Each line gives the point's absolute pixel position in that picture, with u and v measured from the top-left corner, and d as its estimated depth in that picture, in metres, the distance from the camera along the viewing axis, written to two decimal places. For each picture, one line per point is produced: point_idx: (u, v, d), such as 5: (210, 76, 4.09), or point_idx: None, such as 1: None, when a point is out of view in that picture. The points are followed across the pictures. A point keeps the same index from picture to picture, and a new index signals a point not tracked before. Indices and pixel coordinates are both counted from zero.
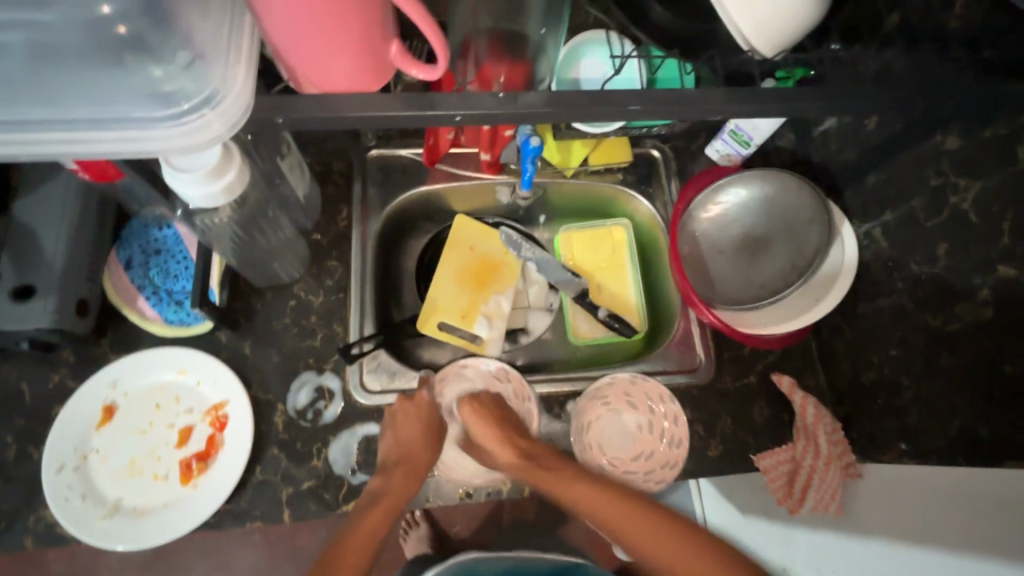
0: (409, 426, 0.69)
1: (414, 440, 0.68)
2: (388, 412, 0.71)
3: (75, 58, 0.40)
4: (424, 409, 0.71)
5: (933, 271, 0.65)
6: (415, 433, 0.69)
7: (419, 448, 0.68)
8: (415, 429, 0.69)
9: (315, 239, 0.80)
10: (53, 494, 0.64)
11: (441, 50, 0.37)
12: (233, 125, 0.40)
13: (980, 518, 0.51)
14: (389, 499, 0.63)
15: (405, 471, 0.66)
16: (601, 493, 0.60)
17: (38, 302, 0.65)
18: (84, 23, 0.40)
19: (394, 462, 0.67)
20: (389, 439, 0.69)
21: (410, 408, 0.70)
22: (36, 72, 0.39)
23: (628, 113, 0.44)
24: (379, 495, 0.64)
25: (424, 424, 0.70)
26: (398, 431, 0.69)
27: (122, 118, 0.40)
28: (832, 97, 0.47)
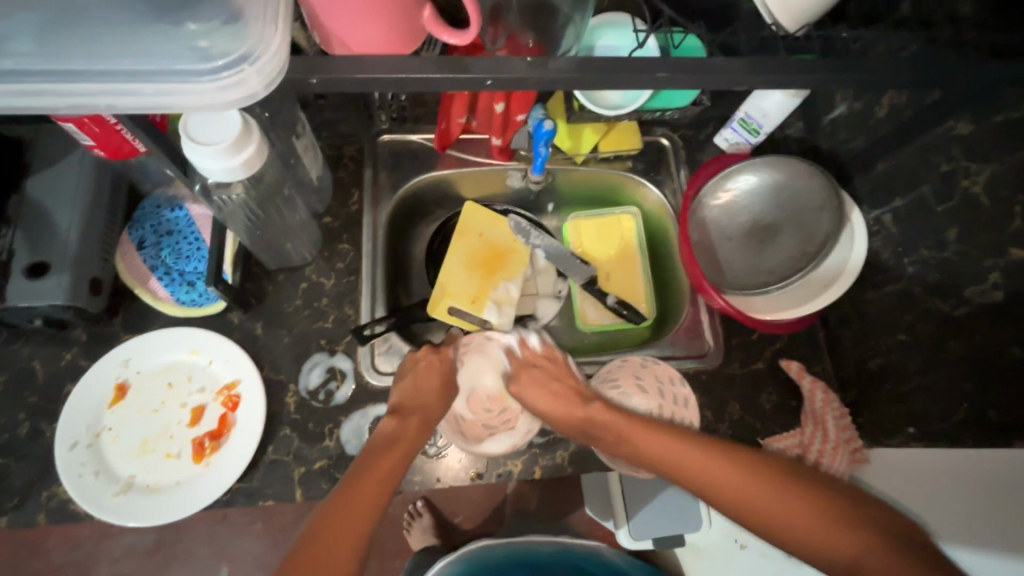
0: (428, 375, 0.69)
1: (432, 391, 0.68)
2: (408, 359, 0.71)
3: (114, 14, 0.39)
4: (443, 360, 0.71)
5: (942, 256, 0.65)
6: (430, 385, 0.68)
7: (437, 400, 0.67)
8: (435, 380, 0.69)
9: (326, 223, 0.80)
10: (67, 470, 0.64)
11: (472, 13, 0.38)
12: (271, 83, 0.39)
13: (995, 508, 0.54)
14: (402, 444, 0.61)
15: (421, 417, 0.65)
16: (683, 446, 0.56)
17: (52, 280, 0.65)
18: None
19: (410, 408, 0.65)
20: (408, 386, 0.68)
21: (432, 360, 0.70)
22: (73, 25, 0.39)
23: (653, 81, 0.45)
24: (396, 438, 0.61)
25: (442, 376, 0.69)
26: (417, 377, 0.68)
27: (159, 72, 0.38)
28: (857, 69, 0.47)
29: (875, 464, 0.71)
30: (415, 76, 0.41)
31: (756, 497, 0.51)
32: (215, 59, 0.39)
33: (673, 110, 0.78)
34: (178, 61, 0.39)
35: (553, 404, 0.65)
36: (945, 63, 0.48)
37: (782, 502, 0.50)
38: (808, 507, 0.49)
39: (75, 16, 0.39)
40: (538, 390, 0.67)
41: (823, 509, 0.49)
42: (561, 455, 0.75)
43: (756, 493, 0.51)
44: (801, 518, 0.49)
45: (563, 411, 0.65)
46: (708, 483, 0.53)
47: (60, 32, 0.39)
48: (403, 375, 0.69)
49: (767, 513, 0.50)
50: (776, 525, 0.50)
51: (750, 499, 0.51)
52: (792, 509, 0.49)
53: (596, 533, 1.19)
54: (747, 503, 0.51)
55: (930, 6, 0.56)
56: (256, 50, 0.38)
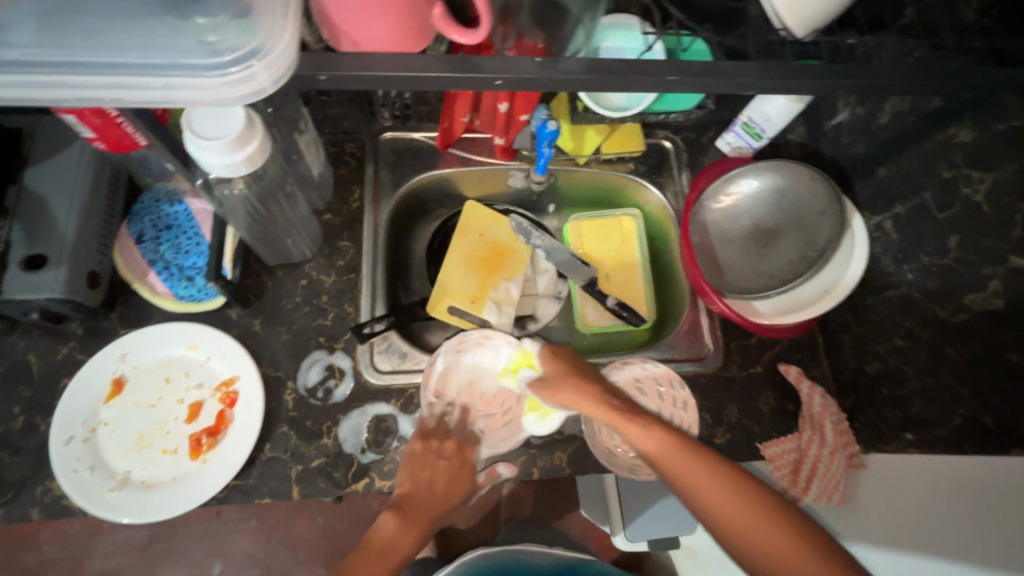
0: (445, 478, 0.68)
1: (438, 499, 0.67)
2: (427, 449, 0.69)
3: (128, 12, 0.39)
4: (462, 460, 0.71)
5: (942, 262, 0.65)
6: (439, 487, 0.68)
7: (437, 506, 0.67)
8: (441, 483, 0.68)
9: (327, 219, 0.80)
10: (61, 465, 0.64)
11: (483, 10, 0.38)
12: (279, 78, 0.38)
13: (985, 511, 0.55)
14: (395, 555, 0.63)
15: (417, 523, 0.66)
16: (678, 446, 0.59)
17: (50, 273, 0.64)
18: None
19: (412, 508, 0.66)
20: (409, 481, 0.67)
21: (442, 462, 0.69)
22: (82, 21, 0.38)
23: (663, 83, 0.44)
24: (388, 546, 0.64)
25: (450, 476, 0.69)
26: (434, 470, 0.68)
27: (167, 65, 0.38)
28: (870, 75, 0.46)
29: (871, 469, 0.71)
30: (424, 74, 0.41)
31: (751, 521, 0.54)
32: (223, 54, 0.38)
33: (677, 112, 0.78)
34: (187, 55, 0.38)
35: (573, 392, 0.66)
36: (953, 70, 0.48)
37: (764, 527, 0.53)
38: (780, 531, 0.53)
39: (87, 11, 0.39)
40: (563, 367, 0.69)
41: (800, 533, 0.53)
42: (560, 457, 0.72)
43: (742, 514, 0.55)
44: (773, 537, 0.52)
45: (584, 395, 0.65)
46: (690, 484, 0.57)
47: (69, 24, 0.38)
48: (422, 458, 0.68)
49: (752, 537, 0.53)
50: (744, 541, 0.54)
51: (730, 515, 0.55)
52: (765, 530, 0.53)
53: (589, 536, 1.19)
54: (726, 517, 0.55)
55: (934, 12, 0.56)
56: (265, 45, 0.38)
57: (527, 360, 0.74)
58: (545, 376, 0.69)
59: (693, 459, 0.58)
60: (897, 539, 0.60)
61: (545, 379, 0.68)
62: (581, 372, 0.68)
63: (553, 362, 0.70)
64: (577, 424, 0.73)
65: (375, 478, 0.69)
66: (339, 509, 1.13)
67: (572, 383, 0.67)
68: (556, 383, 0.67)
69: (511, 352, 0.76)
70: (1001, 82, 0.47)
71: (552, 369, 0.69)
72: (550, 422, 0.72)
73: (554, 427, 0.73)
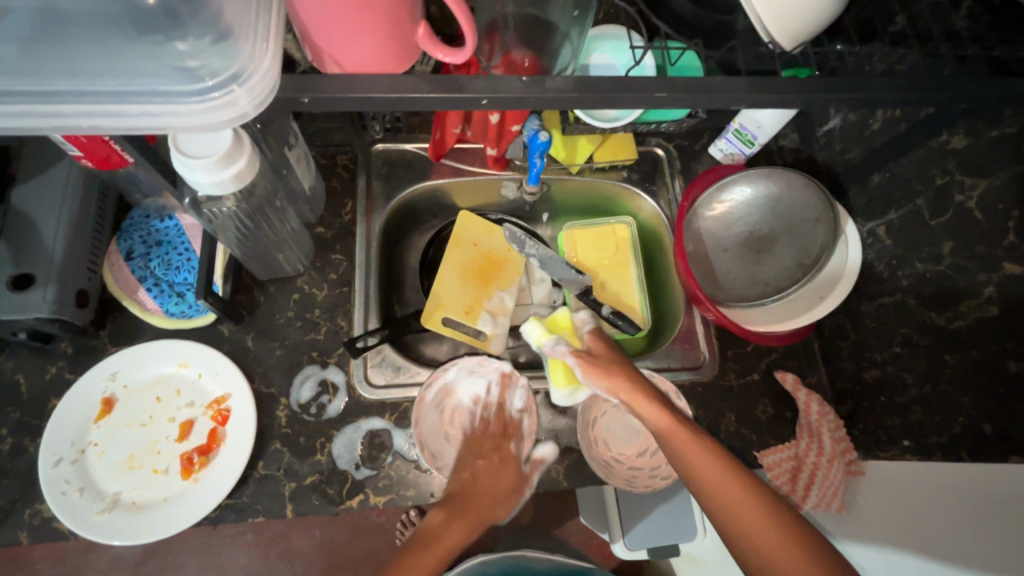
0: (489, 475, 0.68)
1: (491, 493, 0.66)
2: (466, 452, 0.71)
3: (99, 37, 0.39)
4: (502, 456, 0.71)
5: (937, 269, 0.65)
6: (489, 485, 0.67)
7: (490, 505, 0.66)
8: (492, 479, 0.68)
9: (319, 232, 0.79)
10: (50, 487, 0.63)
11: (469, 33, 0.38)
12: (261, 103, 0.38)
13: (983, 513, 0.54)
14: (439, 546, 0.60)
15: (466, 519, 0.63)
16: (710, 453, 0.56)
17: (37, 292, 0.64)
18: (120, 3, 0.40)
19: (462, 504, 0.64)
20: (460, 476, 0.67)
21: (481, 459, 0.70)
22: (53, 48, 0.38)
23: (651, 99, 0.44)
24: (433, 536, 0.60)
25: (498, 476, 0.68)
26: (476, 468, 0.69)
27: (144, 92, 0.38)
28: (859, 88, 0.46)
29: (869, 476, 0.70)
30: (410, 96, 0.40)
31: (770, 536, 0.50)
32: (204, 79, 0.38)
33: (670, 121, 0.78)
34: (164, 81, 0.38)
35: (618, 376, 0.64)
36: (945, 79, 0.47)
37: (784, 545, 0.49)
38: (796, 549, 0.49)
39: (60, 38, 0.38)
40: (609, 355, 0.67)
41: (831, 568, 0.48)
42: (556, 469, 0.72)
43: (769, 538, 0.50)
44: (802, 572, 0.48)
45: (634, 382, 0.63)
46: (712, 489, 0.54)
47: (39, 49, 0.38)
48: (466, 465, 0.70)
49: (769, 550, 0.49)
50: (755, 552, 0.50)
51: (760, 538, 0.50)
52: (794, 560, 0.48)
53: (588, 544, 1.17)
54: (764, 552, 0.50)
55: (924, 20, 0.56)
56: (246, 70, 0.38)
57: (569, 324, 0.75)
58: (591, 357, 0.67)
59: (723, 469, 0.55)
60: (896, 537, 0.61)
61: (593, 357, 0.67)
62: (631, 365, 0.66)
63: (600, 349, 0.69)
64: (575, 435, 0.73)
65: (369, 494, 0.69)
66: (335, 521, 1.12)
67: (620, 369, 0.65)
68: (603, 363, 0.66)
69: (557, 314, 0.75)
70: (994, 90, 0.47)
71: (603, 351, 0.68)
72: (575, 397, 0.72)
73: (550, 439, 0.73)
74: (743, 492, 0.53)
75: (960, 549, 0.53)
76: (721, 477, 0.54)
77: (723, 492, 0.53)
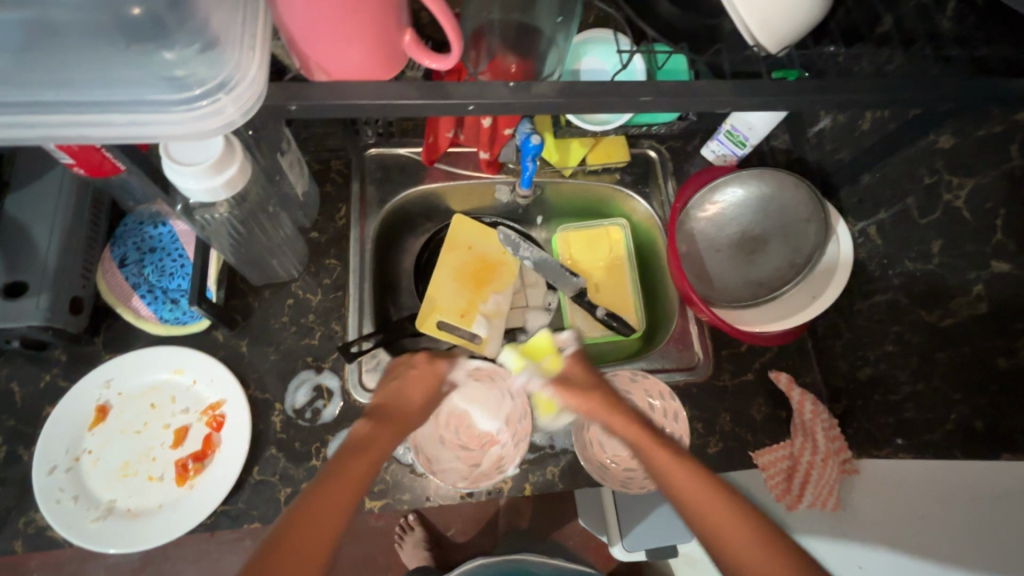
0: (416, 384, 0.61)
1: (415, 404, 0.60)
2: (398, 365, 0.64)
3: (85, 45, 0.39)
4: (436, 373, 0.63)
5: (927, 268, 0.66)
6: (416, 394, 0.61)
7: (413, 412, 0.59)
8: (420, 391, 0.61)
9: (313, 237, 0.79)
10: (44, 496, 0.63)
11: (455, 41, 0.38)
12: (248, 111, 0.38)
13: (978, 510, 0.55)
14: (373, 451, 0.52)
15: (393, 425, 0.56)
16: (701, 478, 0.52)
17: (31, 300, 0.64)
18: (104, 11, 0.39)
19: (389, 413, 0.58)
20: (388, 389, 0.60)
21: (413, 370, 0.62)
22: (37, 59, 0.38)
23: (637, 104, 0.44)
24: (363, 440, 0.53)
25: (427, 395, 0.62)
26: (405, 380, 0.61)
27: (131, 101, 0.38)
28: (844, 91, 0.46)
29: (864, 474, 0.70)
30: (398, 103, 0.41)
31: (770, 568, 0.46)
32: (192, 87, 0.38)
33: (660, 123, 0.79)
34: (150, 91, 0.38)
35: (597, 399, 0.60)
36: (929, 80, 0.48)
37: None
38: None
39: (43, 50, 0.38)
40: (587, 375, 0.64)
41: None
42: (552, 471, 0.72)
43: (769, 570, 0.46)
44: None
45: (613, 404, 0.60)
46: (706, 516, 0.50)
47: (21, 59, 0.38)
48: (446, 447, 0.72)
49: None
50: None
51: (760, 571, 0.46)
52: None
53: (588, 545, 1.17)
54: None
55: (910, 22, 0.57)
56: (233, 78, 0.38)
57: (548, 347, 0.72)
58: (567, 378, 0.64)
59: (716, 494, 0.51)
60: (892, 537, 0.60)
61: (572, 383, 0.63)
62: (609, 386, 0.63)
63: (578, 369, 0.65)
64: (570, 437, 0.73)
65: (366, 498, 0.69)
66: None
67: (598, 391, 0.62)
68: (581, 389, 0.62)
69: (537, 336, 0.74)
70: (977, 89, 0.48)
71: (578, 374, 0.64)
72: (561, 420, 0.73)
73: (546, 442, 0.73)
74: (739, 517, 0.50)
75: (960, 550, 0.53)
76: (715, 502, 0.50)
77: (717, 519, 0.50)
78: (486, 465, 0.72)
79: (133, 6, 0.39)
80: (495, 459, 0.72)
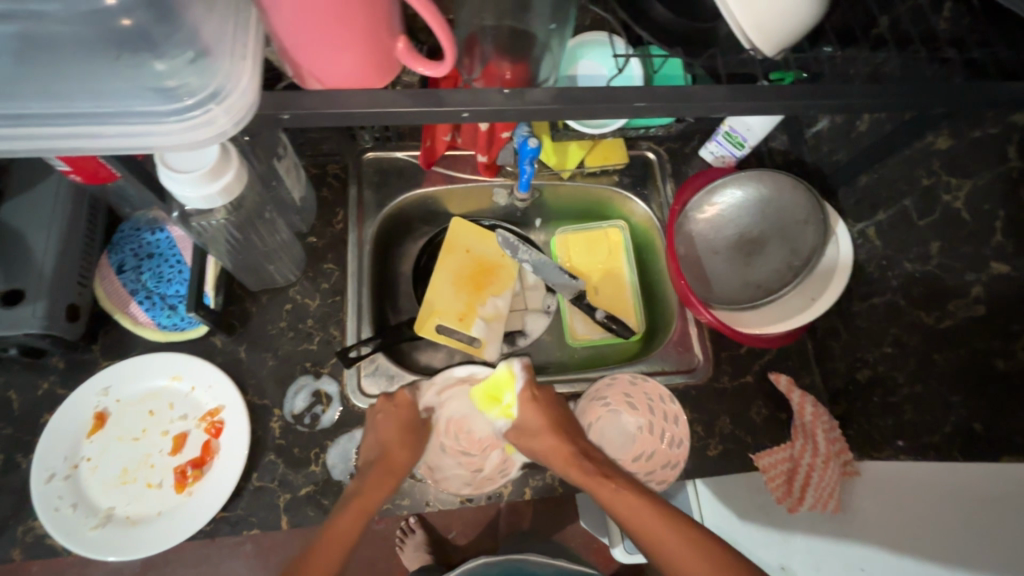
0: (388, 424, 0.68)
1: (395, 442, 0.66)
2: (371, 411, 0.70)
3: (73, 53, 0.38)
4: (410, 411, 0.70)
5: (926, 269, 0.65)
6: (394, 432, 0.67)
7: (398, 453, 0.66)
8: (395, 428, 0.68)
9: (311, 242, 0.79)
10: (43, 504, 0.63)
11: (448, 49, 0.38)
12: (239, 121, 0.39)
13: (966, 512, 0.52)
14: (360, 502, 0.60)
15: (381, 475, 0.63)
16: (651, 513, 0.55)
17: (27, 308, 0.63)
18: (92, 22, 0.37)
19: (372, 461, 0.65)
20: (371, 438, 0.67)
21: (391, 408, 0.69)
22: (24, 66, 0.38)
23: (633, 109, 0.44)
24: (353, 495, 0.61)
25: (404, 429, 0.68)
26: (378, 425, 0.68)
27: (122, 114, 0.39)
28: (841, 95, 0.46)
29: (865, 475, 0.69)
30: (392, 110, 0.41)
31: None
32: (182, 98, 0.39)
33: (657, 126, 0.78)
34: (140, 102, 0.39)
35: (549, 447, 0.64)
36: (924, 83, 0.47)
37: None
38: None
39: (32, 56, 0.38)
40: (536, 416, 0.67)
41: None
42: (552, 475, 0.72)
43: None
44: None
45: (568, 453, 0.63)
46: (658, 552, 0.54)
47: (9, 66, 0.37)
48: (446, 455, 0.72)
49: None
50: None
51: None
52: None
53: (589, 547, 1.17)
54: None
55: (906, 23, 0.57)
56: (224, 88, 0.38)
57: (511, 383, 0.70)
58: (522, 424, 0.67)
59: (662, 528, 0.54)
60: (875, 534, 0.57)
61: (524, 431, 0.66)
62: (565, 428, 0.66)
63: (534, 412, 0.67)
64: None
65: None
66: None
67: (547, 435, 0.65)
68: (539, 437, 0.65)
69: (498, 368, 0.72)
70: (974, 92, 0.47)
71: (535, 419, 0.66)
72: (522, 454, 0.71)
73: None
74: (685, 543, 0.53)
75: (945, 545, 0.50)
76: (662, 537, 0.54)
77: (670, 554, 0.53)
78: (489, 469, 0.71)
79: (121, 17, 0.38)
80: (497, 463, 0.71)
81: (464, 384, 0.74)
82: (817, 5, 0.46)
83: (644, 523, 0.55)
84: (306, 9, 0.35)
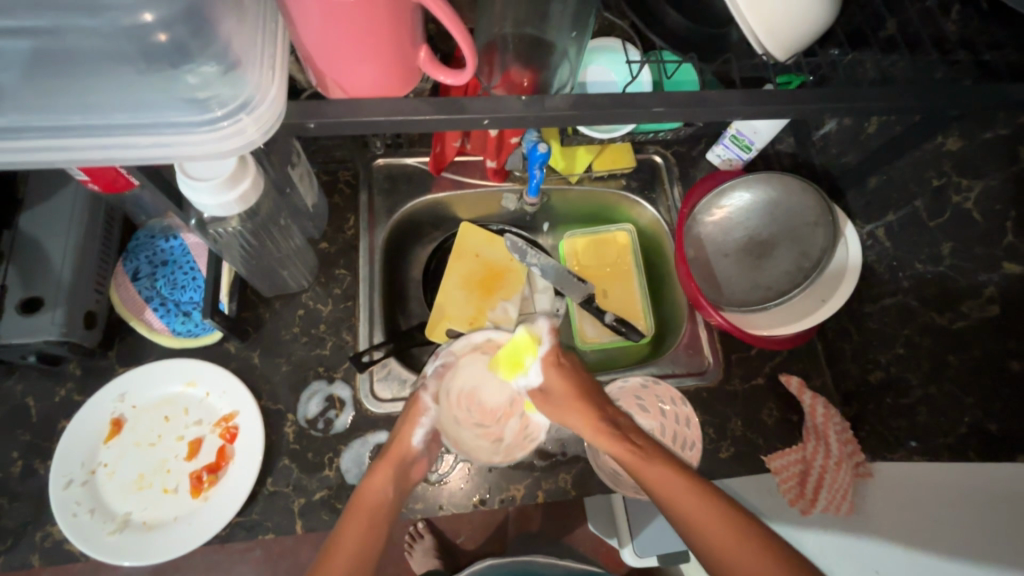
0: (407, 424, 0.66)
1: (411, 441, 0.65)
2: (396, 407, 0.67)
3: (109, 68, 0.40)
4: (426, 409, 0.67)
5: (937, 270, 0.66)
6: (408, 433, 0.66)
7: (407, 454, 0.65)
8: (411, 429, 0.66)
9: (323, 248, 0.80)
10: (62, 510, 0.63)
11: (469, 58, 0.38)
12: (267, 130, 0.40)
13: (982, 513, 0.53)
14: (366, 507, 0.61)
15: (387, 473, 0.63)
16: (696, 495, 0.54)
17: (46, 315, 0.64)
18: (131, 39, 0.39)
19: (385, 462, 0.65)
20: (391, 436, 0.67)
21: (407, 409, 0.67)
22: (62, 81, 0.39)
23: (649, 115, 0.45)
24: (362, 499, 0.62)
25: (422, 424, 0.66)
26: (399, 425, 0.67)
27: (154, 124, 0.39)
28: (852, 99, 0.47)
29: (878, 477, 0.69)
30: (412, 118, 0.42)
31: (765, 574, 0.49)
32: (213, 109, 0.39)
33: (665, 130, 0.79)
34: (174, 112, 0.40)
35: (581, 418, 0.62)
36: (935, 87, 0.48)
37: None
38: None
39: (69, 70, 0.39)
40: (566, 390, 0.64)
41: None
42: (564, 479, 0.72)
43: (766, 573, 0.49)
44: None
45: (591, 423, 0.62)
46: (700, 534, 0.53)
47: (49, 81, 0.39)
48: (462, 429, 0.68)
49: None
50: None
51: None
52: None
53: (598, 551, 1.17)
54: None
55: (915, 26, 0.57)
56: (254, 97, 0.39)
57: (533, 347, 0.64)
58: (550, 390, 0.64)
59: (710, 507, 0.53)
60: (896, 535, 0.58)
61: (553, 398, 0.64)
62: (593, 396, 0.64)
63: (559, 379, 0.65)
64: (581, 444, 0.73)
65: None
66: None
67: (580, 407, 0.63)
68: (566, 405, 0.63)
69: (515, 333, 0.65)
70: (986, 95, 0.48)
71: (559, 384, 0.64)
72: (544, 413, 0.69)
73: (557, 449, 0.73)
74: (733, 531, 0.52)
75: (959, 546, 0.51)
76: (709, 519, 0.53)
77: (715, 537, 0.52)
78: (511, 438, 0.69)
79: (157, 32, 0.39)
80: (519, 431, 0.69)
81: (477, 352, 0.69)
82: (828, 10, 0.47)
83: (687, 503, 0.54)
84: (332, 19, 0.36)
